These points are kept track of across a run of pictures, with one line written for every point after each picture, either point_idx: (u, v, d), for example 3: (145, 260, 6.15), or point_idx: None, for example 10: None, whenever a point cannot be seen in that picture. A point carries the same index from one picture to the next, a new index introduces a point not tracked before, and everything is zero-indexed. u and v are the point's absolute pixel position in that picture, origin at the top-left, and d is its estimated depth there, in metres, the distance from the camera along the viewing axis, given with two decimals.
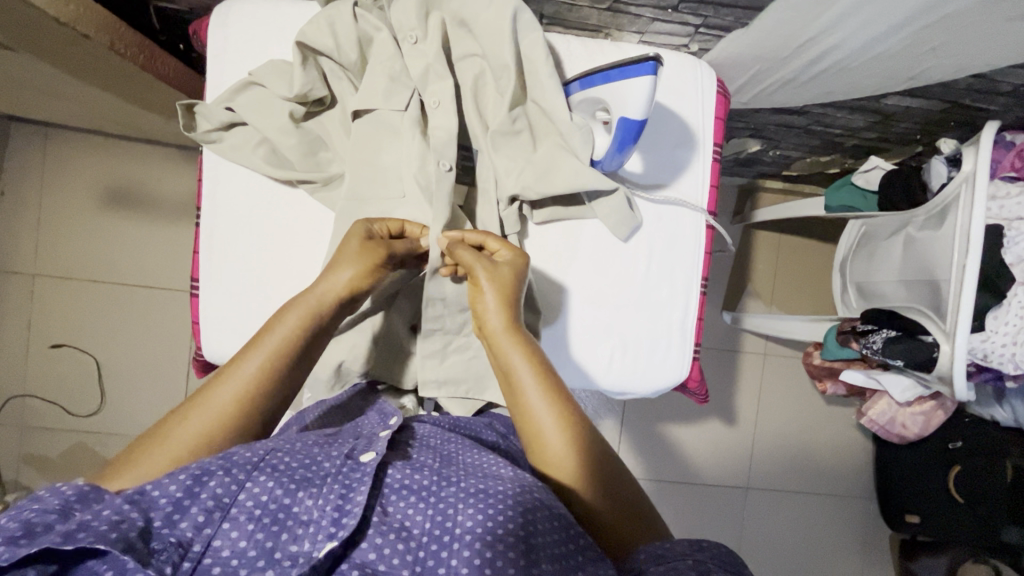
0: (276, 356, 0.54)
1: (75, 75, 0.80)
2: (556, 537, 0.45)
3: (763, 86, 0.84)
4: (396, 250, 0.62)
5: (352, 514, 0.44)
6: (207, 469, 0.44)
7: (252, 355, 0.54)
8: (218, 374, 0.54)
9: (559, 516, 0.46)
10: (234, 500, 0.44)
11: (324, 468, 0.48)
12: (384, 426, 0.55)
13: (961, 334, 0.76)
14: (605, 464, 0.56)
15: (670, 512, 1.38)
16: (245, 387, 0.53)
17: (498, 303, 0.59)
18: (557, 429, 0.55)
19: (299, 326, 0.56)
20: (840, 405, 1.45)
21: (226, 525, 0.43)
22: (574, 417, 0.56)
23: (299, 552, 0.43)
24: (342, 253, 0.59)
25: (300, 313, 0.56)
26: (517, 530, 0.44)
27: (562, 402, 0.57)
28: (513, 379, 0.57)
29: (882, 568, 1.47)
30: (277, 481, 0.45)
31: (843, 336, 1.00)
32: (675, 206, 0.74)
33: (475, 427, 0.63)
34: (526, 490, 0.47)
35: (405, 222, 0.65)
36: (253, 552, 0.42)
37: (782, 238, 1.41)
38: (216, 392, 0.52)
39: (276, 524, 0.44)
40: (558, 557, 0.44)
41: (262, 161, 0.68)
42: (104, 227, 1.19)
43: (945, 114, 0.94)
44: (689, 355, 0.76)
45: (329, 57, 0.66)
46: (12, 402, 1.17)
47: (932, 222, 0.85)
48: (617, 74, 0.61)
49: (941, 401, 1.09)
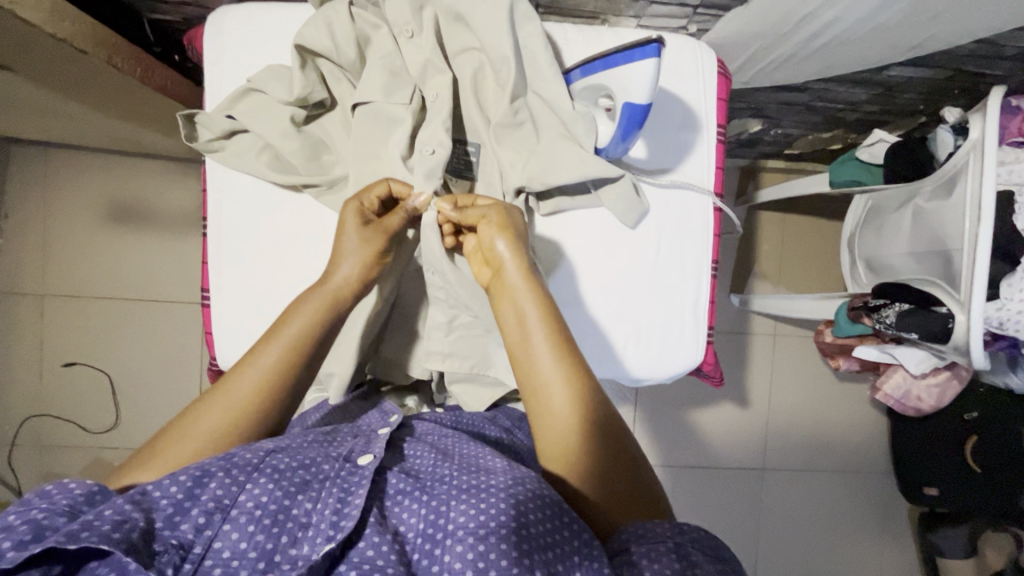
0: (296, 348, 0.55)
1: (75, 91, 0.79)
2: (549, 527, 0.43)
3: (763, 64, 0.84)
4: (389, 226, 0.62)
5: (350, 516, 0.44)
6: (209, 470, 0.44)
7: (270, 348, 0.54)
8: (237, 365, 0.54)
9: (550, 504, 0.44)
10: (235, 501, 0.43)
11: (323, 471, 0.48)
12: (385, 424, 0.57)
13: (976, 305, 0.75)
14: (611, 442, 0.53)
15: (687, 497, 1.39)
16: (266, 377, 0.53)
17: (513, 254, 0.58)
18: (557, 390, 0.53)
19: (315, 318, 0.57)
20: (854, 382, 1.45)
21: (227, 526, 0.42)
22: (577, 381, 0.53)
23: (298, 556, 0.42)
24: (344, 240, 0.60)
25: (318, 304, 0.58)
26: (509, 522, 0.43)
27: (569, 364, 0.54)
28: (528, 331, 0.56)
29: (902, 542, 1.47)
30: (276, 484, 0.45)
31: (855, 312, 0.99)
32: (681, 189, 0.74)
33: (477, 423, 0.62)
34: (519, 483, 0.46)
35: (389, 181, 0.63)
36: (253, 554, 0.42)
37: (787, 218, 1.40)
38: (236, 386, 0.52)
39: (276, 526, 0.43)
40: (550, 548, 0.42)
41: (265, 167, 0.67)
42: (109, 243, 1.19)
43: (948, 82, 0.93)
44: (703, 338, 0.76)
45: (327, 59, 0.66)
46: (29, 421, 1.18)
47: (940, 192, 0.84)
48: (619, 59, 0.60)
49: (956, 371, 1.08)
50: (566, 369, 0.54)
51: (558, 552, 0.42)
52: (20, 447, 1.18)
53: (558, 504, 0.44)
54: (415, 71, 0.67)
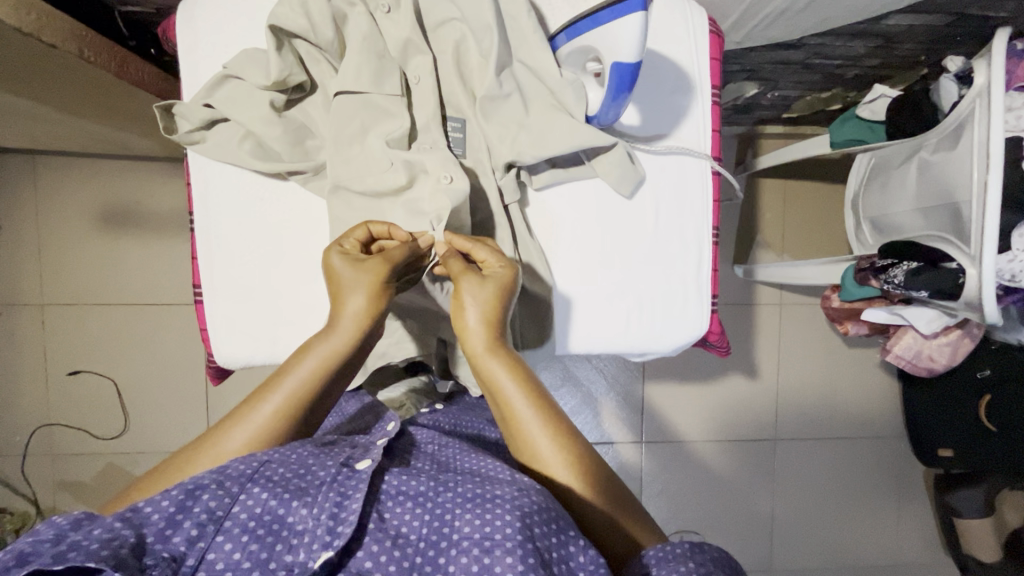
0: (292, 404, 0.52)
1: (49, 89, 0.77)
2: (555, 540, 0.44)
3: (756, 20, 0.81)
4: (393, 259, 0.57)
5: (347, 522, 0.44)
6: (201, 483, 0.44)
7: (268, 402, 0.52)
8: (236, 411, 0.52)
9: (554, 517, 0.45)
10: (228, 512, 0.43)
11: (319, 477, 0.47)
12: (383, 434, 0.56)
13: (988, 257, 0.73)
14: (604, 475, 0.54)
15: (700, 472, 1.38)
16: (261, 430, 0.51)
17: (482, 323, 0.56)
18: (554, 448, 0.53)
19: (320, 367, 0.54)
20: (863, 347, 1.43)
21: (220, 537, 0.42)
22: (569, 435, 0.54)
23: (294, 562, 0.43)
24: (341, 277, 0.56)
25: (321, 356, 0.54)
26: (516, 535, 0.42)
27: (559, 424, 0.54)
28: (512, 412, 0.54)
29: (918, 504, 1.47)
30: (270, 492, 0.45)
31: (862, 274, 0.97)
32: (678, 155, 0.71)
33: (477, 426, 0.65)
34: (524, 494, 0.46)
35: (369, 224, 0.60)
36: (247, 564, 0.42)
37: (787, 184, 1.37)
38: (226, 438, 0.51)
39: (270, 535, 0.43)
40: (563, 559, 0.44)
41: (249, 156, 0.65)
42: (102, 248, 1.18)
43: (950, 29, 0.89)
44: (707, 309, 0.74)
45: (304, 39, 0.63)
46: (38, 430, 1.18)
47: (946, 143, 0.82)
48: (606, 16, 0.57)
49: (968, 329, 1.06)
50: (542, 427, 0.54)
51: (564, 565, 0.43)
52: (32, 458, 1.18)
53: (564, 519, 0.45)
54: (395, 47, 0.65)
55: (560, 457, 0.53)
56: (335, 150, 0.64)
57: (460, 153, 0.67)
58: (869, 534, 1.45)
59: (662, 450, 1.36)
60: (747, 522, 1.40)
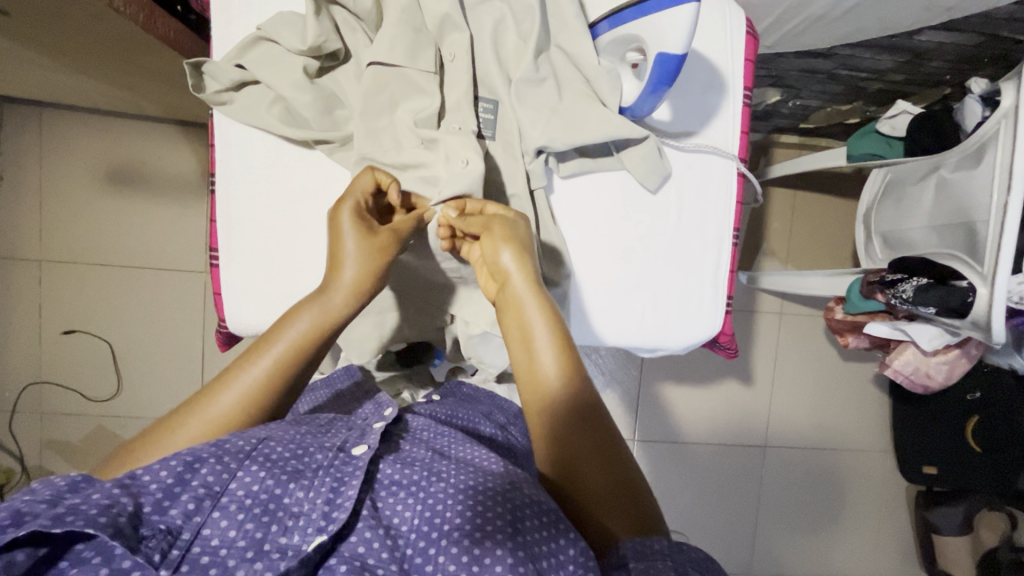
0: (283, 363, 0.51)
1: (72, 38, 0.76)
2: (544, 533, 0.44)
3: (790, 25, 0.81)
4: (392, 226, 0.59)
5: (342, 508, 0.44)
6: (200, 456, 0.44)
7: (259, 360, 0.51)
8: (225, 374, 0.51)
9: (547, 511, 0.46)
10: (225, 488, 0.43)
11: (315, 460, 0.48)
12: (379, 417, 0.54)
13: (1002, 278, 0.74)
14: (604, 444, 0.51)
15: (687, 473, 1.39)
16: (249, 391, 0.50)
17: (513, 264, 0.56)
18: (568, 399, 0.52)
19: (310, 331, 0.53)
20: (859, 361, 1.44)
21: (216, 513, 0.42)
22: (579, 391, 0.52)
23: (288, 545, 0.42)
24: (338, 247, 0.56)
25: (311, 317, 0.53)
26: (505, 526, 0.44)
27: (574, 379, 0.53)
28: (530, 353, 0.53)
29: (898, 519, 1.49)
30: (268, 472, 0.45)
31: (870, 288, 0.99)
32: (704, 153, 0.71)
33: (473, 420, 0.64)
34: (514, 486, 0.47)
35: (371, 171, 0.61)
36: (241, 543, 0.41)
37: (797, 195, 1.38)
38: (216, 398, 0.49)
39: (267, 515, 0.43)
40: (548, 555, 0.43)
41: (276, 121, 0.65)
42: (106, 208, 1.16)
43: (979, 50, 0.89)
44: (722, 308, 0.75)
45: (341, 6, 0.63)
46: (29, 388, 1.17)
47: (967, 162, 0.83)
48: (651, 5, 0.58)
49: (966, 349, 1.07)
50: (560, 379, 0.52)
51: (553, 559, 0.43)
52: (21, 414, 1.17)
53: (555, 513, 0.46)
54: (433, 22, 0.64)
55: (568, 414, 0.51)
56: (365, 122, 0.64)
57: (490, 135, 0.66)
58: (847, 545, 1.47)
59: (652, 449, 1.37)
60: (731, 524, 1.42)
